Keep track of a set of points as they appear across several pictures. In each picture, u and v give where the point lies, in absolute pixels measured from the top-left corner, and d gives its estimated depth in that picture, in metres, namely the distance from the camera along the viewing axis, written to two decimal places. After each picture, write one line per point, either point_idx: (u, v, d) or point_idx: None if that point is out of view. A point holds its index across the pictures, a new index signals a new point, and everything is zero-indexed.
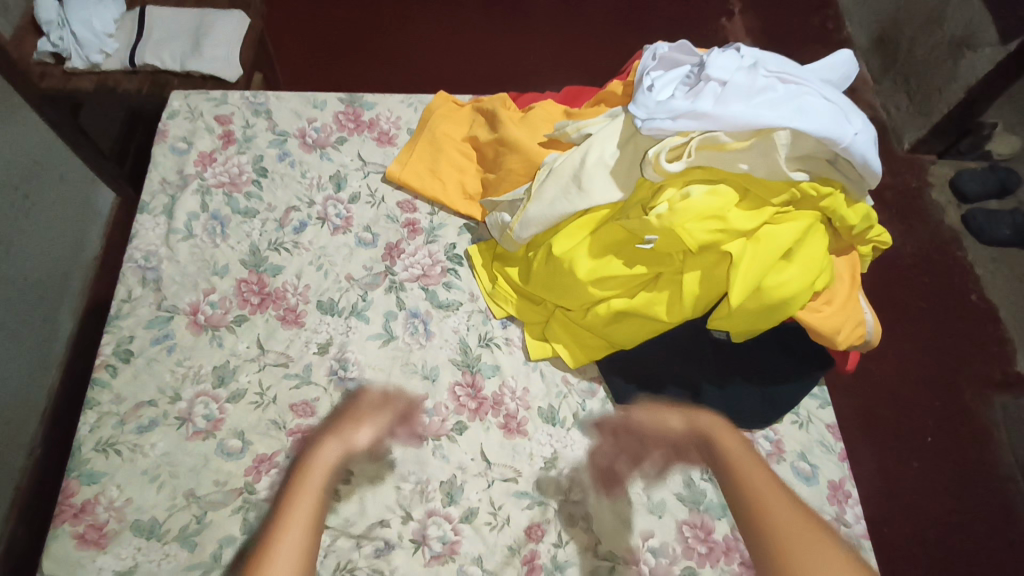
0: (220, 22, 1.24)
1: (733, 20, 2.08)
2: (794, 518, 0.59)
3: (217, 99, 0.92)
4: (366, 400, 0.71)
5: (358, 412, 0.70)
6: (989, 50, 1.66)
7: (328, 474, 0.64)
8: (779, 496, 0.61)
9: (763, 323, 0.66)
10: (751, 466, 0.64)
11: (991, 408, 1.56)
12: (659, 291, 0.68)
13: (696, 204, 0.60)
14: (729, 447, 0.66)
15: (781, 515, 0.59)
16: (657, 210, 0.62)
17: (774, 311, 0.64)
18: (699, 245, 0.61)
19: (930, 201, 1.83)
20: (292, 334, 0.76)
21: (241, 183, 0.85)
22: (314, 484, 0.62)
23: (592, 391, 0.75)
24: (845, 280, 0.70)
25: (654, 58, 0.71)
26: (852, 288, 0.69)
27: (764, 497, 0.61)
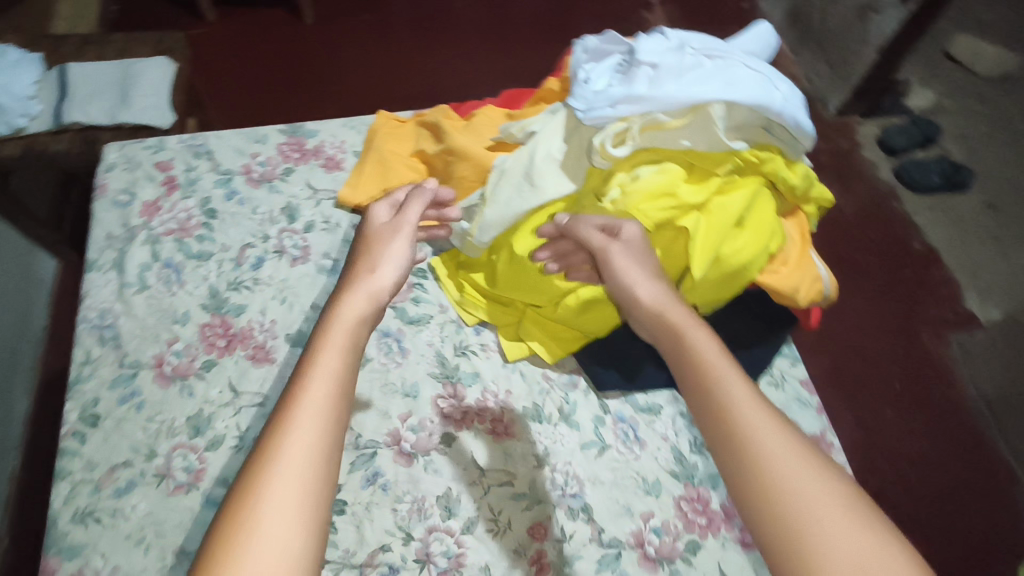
0: (147, 73, 1.27)
1: (653, 13, 2.19)
2: (776, 431, 0.47)
3: (154, 146, 0.90)
4: (386, 238, 0.64)
5: (378, 252, 0.63)
6: (893, 11, 1.73)
7: (361, 321, 0.55)
8: (755, 399, 0.49)
9: (725, 291, 0.68)
10: (724, 364, 0.51)
11: (949, 346, 1.63)
12: None
13: (644, 184, 0.63)
14: (694, 341, 0.53)
15: (763, 422, 0.47)
16: (610, 197, 0.64)
17: (735, 277, 0.66)
18: (655, 225, 0.64)
19: (862, 159, 1.92)
20: (265, 371, 0.74)
21: (191, 228, 0.83)
22: (343, 331, 0.53)
23: (573, 382, 0.75)
24: (796, 241, 0.72)
25: (586, 52, 0.74)
26: (803, 247, 0.72)
27: (736, 400, 0.48)
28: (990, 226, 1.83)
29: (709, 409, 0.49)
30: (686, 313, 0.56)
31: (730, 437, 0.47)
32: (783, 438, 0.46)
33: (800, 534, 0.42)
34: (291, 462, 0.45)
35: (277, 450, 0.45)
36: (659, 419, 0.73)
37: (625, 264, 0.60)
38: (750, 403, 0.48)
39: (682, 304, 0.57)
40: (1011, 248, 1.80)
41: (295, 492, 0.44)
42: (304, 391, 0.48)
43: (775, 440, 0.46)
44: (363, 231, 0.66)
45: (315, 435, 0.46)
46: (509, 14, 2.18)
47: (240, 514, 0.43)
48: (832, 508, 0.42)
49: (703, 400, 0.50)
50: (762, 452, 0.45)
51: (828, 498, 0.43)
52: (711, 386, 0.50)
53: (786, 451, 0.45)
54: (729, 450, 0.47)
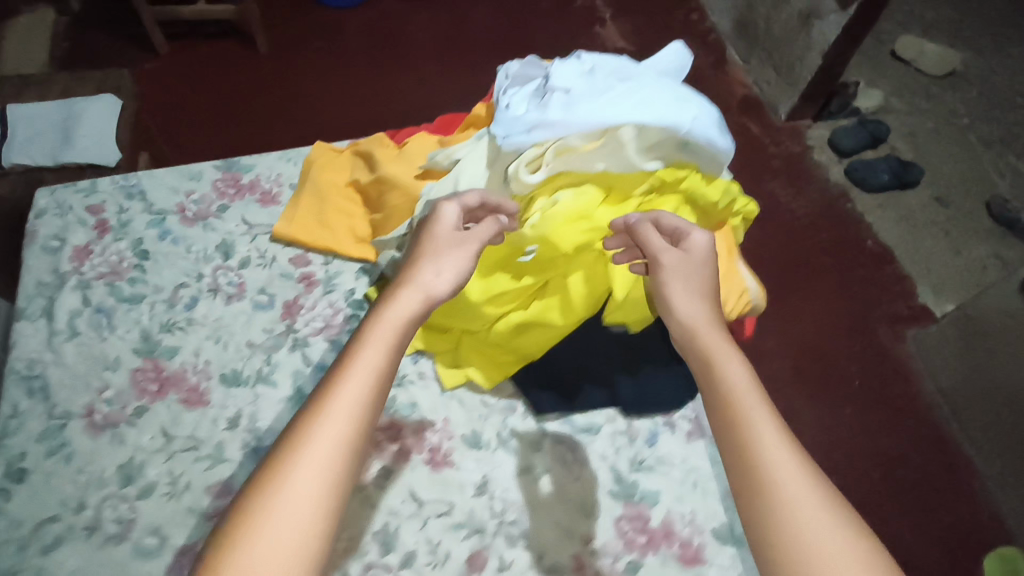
0: (88, 112, 1.31)
1: (606, 27, 2.26)
2: (802, 478, 0.46)
3: (86, 189, 0.88)
4: (445, 237, 0.60)
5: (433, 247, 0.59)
6: (834, 17, 1.73)
7: (408, 326, 0.54)
8: (788, 448, 0.48)
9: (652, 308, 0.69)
10: (750, 399, 0.51)
11: (904, 342, 1.67)
12: (550, 298, 0.69)
13: (566, 207, 0.63)
14: (727, 373, 0.53)
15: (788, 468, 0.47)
16: (530, 222, 0.64)
17: None
18: (575, 248, 0.65)
19: (814, 162, 1.96)
20: (198, 414, 0.73)
21: (123, 271, 0.82)
22: (385, 336, 0.52)
23: (511, 407, 0.75)
24: (722, 254, 0.73)
25: (508, 79, 0.75)
26: (728, 262, 0.74)
27: (765, 442, 0.48)
28: (939, 221, 1.89)
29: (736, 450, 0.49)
30: (721, 340, 0.55)
31: (754, 479, 0.47)
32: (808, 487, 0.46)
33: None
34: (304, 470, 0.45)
35: (293, 456, 0.46)
36: (598, 439, 0.73)
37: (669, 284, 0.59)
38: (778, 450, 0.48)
39: (720, 333, 0.56)
40: (960, 242, 1.85)
41: (304, 500, 0.44)
42: (333, 400, 0.48)
43: (799, 488, 0.46)
44: (432, 219, 0.61)
45: (334, 446, 0.46)
46: (465, 36, 2.22)
47: (252, 514, 0.44)
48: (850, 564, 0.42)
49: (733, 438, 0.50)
50: (784, 501, 0.45)
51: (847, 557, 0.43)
52: (741, 427, 0.49)
53: (814, 501, 0.45)
54: (753, 491, 0.47)
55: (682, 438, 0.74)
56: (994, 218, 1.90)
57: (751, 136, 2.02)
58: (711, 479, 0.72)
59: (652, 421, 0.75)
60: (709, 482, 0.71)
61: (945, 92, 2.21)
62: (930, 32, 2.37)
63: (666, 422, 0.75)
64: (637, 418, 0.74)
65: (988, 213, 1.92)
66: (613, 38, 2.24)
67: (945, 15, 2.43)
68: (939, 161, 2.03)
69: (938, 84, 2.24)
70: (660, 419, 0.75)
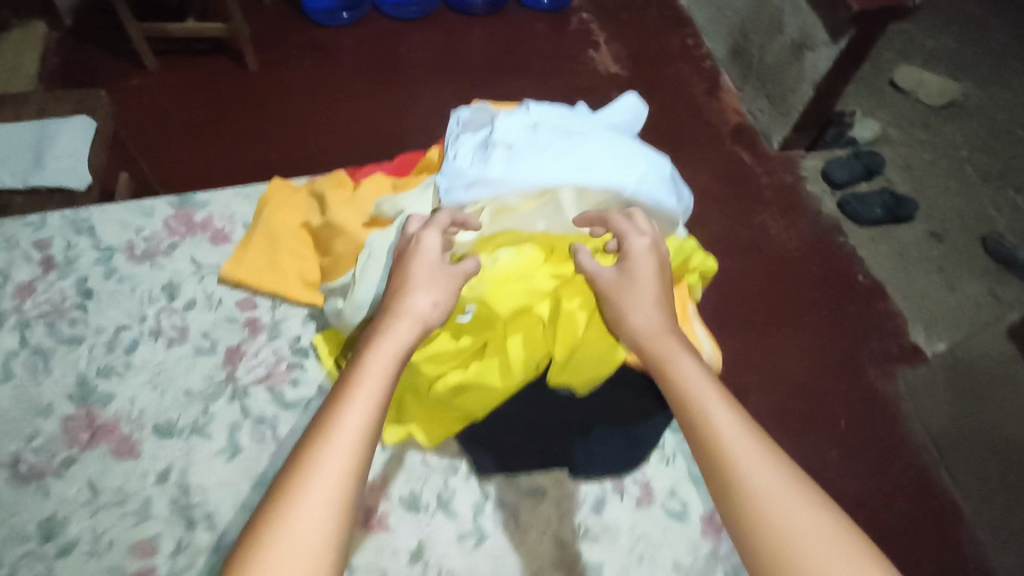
0: (60, 132, 1.30)
1: (600, 51, 2.25)
2: (770, 468, 0.48)
3: (34, 223, 0.85)
4: (433, 268, 0.60)
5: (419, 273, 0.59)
6: (825, 49, 1.69)
7: (404, 355, 0.54)
8: (748, 439, 0.50)
9: (598, 372, 0.65)
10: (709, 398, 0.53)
11: (894, 382, 1.63)
12: (489, 359, 0.65)
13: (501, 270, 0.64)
14: (681, 375, 0.55)
15: (756, 464, 0.48)
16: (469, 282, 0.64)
17: (604, 358, 0.64)
18: (512, 310, 0.65)
19: (806, 193, 1.93)
20: (129, 467, 0.71)
21: (65, 310, 0.79)
22: (385, 361, 0.52)
23: (454, 466, 0.72)
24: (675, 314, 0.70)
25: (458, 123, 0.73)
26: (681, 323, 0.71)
27: (726, 439, 0.50)
28: (933, 256, 1.85)
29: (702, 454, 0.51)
30: (675, 343, 0.57)
31: (725, 476, 0.49)
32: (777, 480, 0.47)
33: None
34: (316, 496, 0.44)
35: (302, 484, 0.45)
36: (543, 503, 0.70)
37: (623, 289, 0.61)
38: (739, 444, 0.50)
39: (675, 336, 0.58)
40: (954, 278, 1.81)
41: (317, 527, 0.44)
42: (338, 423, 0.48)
43: (765, 478, 0.48)
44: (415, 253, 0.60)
45: (341, 471, 0.46)
46: (457, 57, 2.20)
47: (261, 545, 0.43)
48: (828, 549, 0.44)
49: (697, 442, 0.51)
50: (754, 496, 0.47)
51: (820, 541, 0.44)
52: (701, 428, 0.51)
53: (782, 490, 0.47)
54: (724, 495, 0.49)
55: (631, 505, 0.71)
56: (991, 254, 1.86)
57: (742, 165, 1.99)
58: (658, 549, 0.68)
59: (602, 485, 0.71)
60: (657, 554, 0.68)
61: (944, 123, 2.18)
62: (930, 62, 2.34)
63: (615, 486, 0.72)
64: (585, 480, 0.71)
65: (984, 249, 1.87)
66: (606, 62, 2.22)
67: (946, 44, 2.40)
68: (935, 195, 1.99)
69: (937, 114, 2.20)
70: (609, 484, 0.72)
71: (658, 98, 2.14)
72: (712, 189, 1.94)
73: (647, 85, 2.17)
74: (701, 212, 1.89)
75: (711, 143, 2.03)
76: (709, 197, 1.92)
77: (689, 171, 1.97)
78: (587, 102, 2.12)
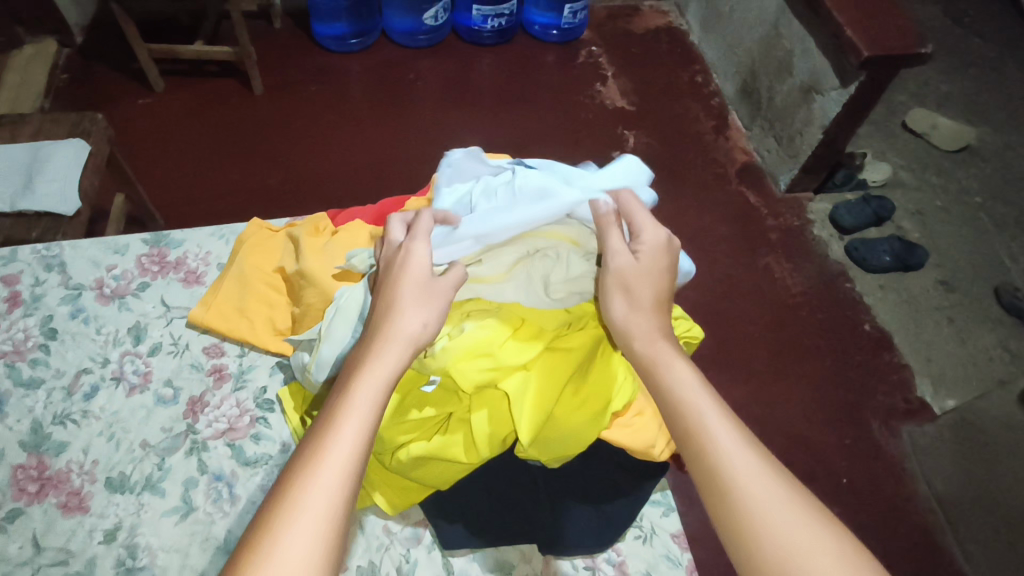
0: (52, 156, 1.30)
1: (607, 85, 2.23)
2: (753, 464, 0.53)
3: (5, 257, 0.84)
4: (420, 287, 0.61)
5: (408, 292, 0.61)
6: (835, 94, 1.66)
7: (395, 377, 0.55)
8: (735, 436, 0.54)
9: (564, 450, 0.65)
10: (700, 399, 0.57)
11: (899, 438, 1.56)
12: (454, 434, 0.65)
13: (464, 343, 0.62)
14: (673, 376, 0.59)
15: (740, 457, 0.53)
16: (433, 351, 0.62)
17: (571, 438, 0.65)
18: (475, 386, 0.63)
19: (812, 237, 1.89)
20: (74, 523, 0.67)
21: (26, 350, 0.77)
22: (374, 386, 0.54)
23: (417, 537, 0.68)
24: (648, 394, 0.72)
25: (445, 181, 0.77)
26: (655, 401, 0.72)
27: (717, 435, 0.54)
28: (943, 306, 1.79)
29: (685, 446, 0.55)
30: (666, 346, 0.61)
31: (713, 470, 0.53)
32: (758, 469, 0.52)
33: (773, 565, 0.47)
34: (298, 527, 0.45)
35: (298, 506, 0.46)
36: None
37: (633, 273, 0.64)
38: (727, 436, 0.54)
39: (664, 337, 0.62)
40: (966, 331, 1.75)
41: (307, 546, 0.45)
42: (328, 454, 0.48)
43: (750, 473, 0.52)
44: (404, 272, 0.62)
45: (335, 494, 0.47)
46: (465, 87, 2.20)
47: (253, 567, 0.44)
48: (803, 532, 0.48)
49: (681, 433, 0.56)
50: (741, 488, 0.51)
51: (798, 524, 0.49)
52: (691, 421, 0.56)
53: (765, 485, 0.51)
54: (709, 484, 0.53)
55: None
56: (1005, 307, 1.80)
57: (747, 206, 1.95)
58: None
59: (571, 564, 0.68)
60: None
61: (958, 169, 2.13)
62: (944, 106, 2.30)
63: (586, 566, 0.68)
64: (554, 558, 0.68)
65: (996, 301, 1.82)
66: (613, 96, 2.21)
67: (962, 88, 2.36)
68: (947, 242, 1.94)
69: (950, 159, 2.16)
70: (580, 563, 0.68)
71: (664, 134, 2.12)
72: (716, 229, 1.90)
73: (654, 121, 2.15)
74: (703, 253, 1.85)
75: (716, 182, 2.00)
76: (713, 237, 1.89)
77: (692, 210, 1.94)
78: (592, 136, 2.10)
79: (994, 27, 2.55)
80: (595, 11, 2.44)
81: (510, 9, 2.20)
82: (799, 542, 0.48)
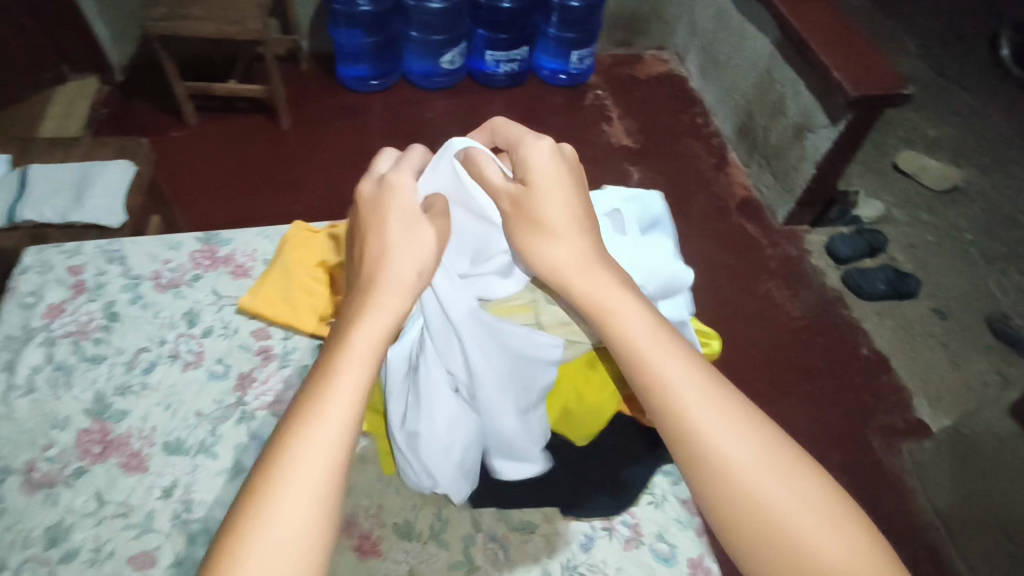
0: (100, 175, 1.42)
1: (612, 125, 2.38)
2: (712, 406, 0.54)
3: (70, 250, 0.93)
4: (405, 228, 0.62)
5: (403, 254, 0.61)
6: (825, 131, 1.77)
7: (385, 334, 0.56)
8: (696, 380, 0.55)
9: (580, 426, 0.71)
10: (654, 344, 0.56)
11: (900, 456, 1.61)
12: None
13: None
14: (628, 320, 0.57)
15: (718, 426, 0.53)
16: None
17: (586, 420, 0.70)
18: None
19: (810, 266, 1.98)
20: (135, 480, 0.73)
21: (89, 330, 0.85)
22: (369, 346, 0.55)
23: (448, 498, 0.74)
24: None
25: None
26: None
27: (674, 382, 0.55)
28: (938, 333, 1.87)
29: (654, 402, 0.55)
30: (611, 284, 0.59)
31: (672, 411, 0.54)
32: (735, 428, 0.53)
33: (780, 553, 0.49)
34: (291, 511, 0.47)
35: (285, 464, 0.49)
36: (531, 539, 0.72)
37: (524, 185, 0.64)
38: (701, 405, 0.54)
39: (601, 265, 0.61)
40: (961, 356, 1.82)
41: (303, 495, 0.48)
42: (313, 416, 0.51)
43: (711, 418, 0.53)
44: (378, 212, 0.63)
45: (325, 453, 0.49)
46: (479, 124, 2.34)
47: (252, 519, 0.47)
48: (796, 500, 0.50)
49: (648, 387, 0.55)
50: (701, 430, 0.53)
51: (747, 452, 0.52)
52: (645, 371, 0.55)
53: (726, 425, 0.53)
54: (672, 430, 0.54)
55: (618, 545, 0.72)
56: (998, 334, 1.87)
57: (748, 236, 2.05)
58: None
59: (589, 526, 0.73)
60: None
61: (947, 207, 2.24)
62: (931, 149, 2.44)
63: (603, 527, 0.73)
64: (574, 519, 0.73)
65: (989, 329, 1.89)
66: (618, 135, 2.35)
67: (947, 133, 2.50)
68: (940, 274, 2.02)
69: (940, 198, 2.27)
70: (597, 524, 0.73)
71: (666, 170, 2.24)
72: (717, 257, 1.99)
73: (657, 157, 2.28)
74: (707, 280, 1.93)
75: (718, 214, 2.11)
76: (715, 264, 1.98)
77: (693, 241, 2.04)
78: (599, 170, 2.22)
79: (975, 77, 2.72)
80: (601, 59, 2.63)
81: (521, 55, 2.37)
82: (758, 482, 0.51)
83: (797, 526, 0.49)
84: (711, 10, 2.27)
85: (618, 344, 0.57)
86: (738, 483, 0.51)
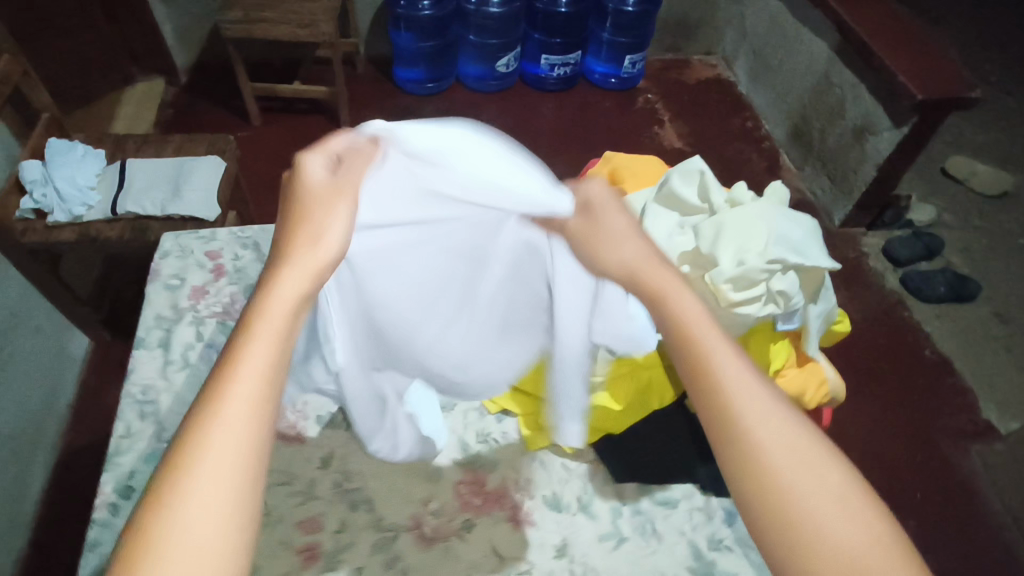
0: (195, 170, 1.47)
1: (664, 128, 2.42)
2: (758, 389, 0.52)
3: (206, 237, 0.98)
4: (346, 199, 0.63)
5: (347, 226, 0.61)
6: (887, 134, 1.79)
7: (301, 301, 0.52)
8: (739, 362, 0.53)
9: None
10: (705, 323, 0.55)
11: (968, 457, 1.62)
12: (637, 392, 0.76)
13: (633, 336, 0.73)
14: (681, 301, 0.57)
15: (762, 409, 0.51)
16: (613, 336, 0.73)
17: None
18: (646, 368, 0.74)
19: (868, 268, 2.00)
20: (294, 450, 0.77)
21: (234, 312, 0.89)
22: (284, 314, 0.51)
23: (590, 473, 0.78)
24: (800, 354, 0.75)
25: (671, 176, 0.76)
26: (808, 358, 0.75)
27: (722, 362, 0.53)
28: (998, 336, 1.88)
29: (699, 380, 0.53)
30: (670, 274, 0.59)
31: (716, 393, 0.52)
32: (777, 413, 0.51)
33: (795, 544, 0.47)
34: (212, 482, 0.43)
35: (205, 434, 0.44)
36: (675, 513, 0.74)
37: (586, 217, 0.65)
38: (746, 388, 0.52)
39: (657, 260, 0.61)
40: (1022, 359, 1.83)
41: (228, 468, 0.43)
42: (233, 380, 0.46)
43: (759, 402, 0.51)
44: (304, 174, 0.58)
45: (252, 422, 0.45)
46: (532, 127, 2.38)
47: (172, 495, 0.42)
48: (829, 488, 0.48)
49: (693, 366, 0.54)
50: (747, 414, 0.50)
51: (790, 436, 0.50)
52: (696, 351, 0.54)
53: (770, 408, 0.51)
54: (715, 410, 0.51)
55: None
56: None
57: None
58: None
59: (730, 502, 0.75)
60: None
61: (1000, 212, 2.25)
62: (980, 154, 2.46)
63: None
64: (714, 495, 0.76)
65: None
66: (671, 138, 2.38)
67: (995, 138, 2.52)
68: (997, 277, 2.03)
69: (992, 203, 2.28)
70: None
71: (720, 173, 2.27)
72: None
73: (710, 159, 2.31)
74: None
75: None
76: None
77: None
78: None
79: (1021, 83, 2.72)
80: (649, 63, 2.67)
81: (575, 58, 2.42)
82: (795, 470, 0.48)
83: (824, 516, 0.47)
84: (764, 16, 2.30)
85: (672, 327, 0.56)
86: (777, 471, 0.49)
